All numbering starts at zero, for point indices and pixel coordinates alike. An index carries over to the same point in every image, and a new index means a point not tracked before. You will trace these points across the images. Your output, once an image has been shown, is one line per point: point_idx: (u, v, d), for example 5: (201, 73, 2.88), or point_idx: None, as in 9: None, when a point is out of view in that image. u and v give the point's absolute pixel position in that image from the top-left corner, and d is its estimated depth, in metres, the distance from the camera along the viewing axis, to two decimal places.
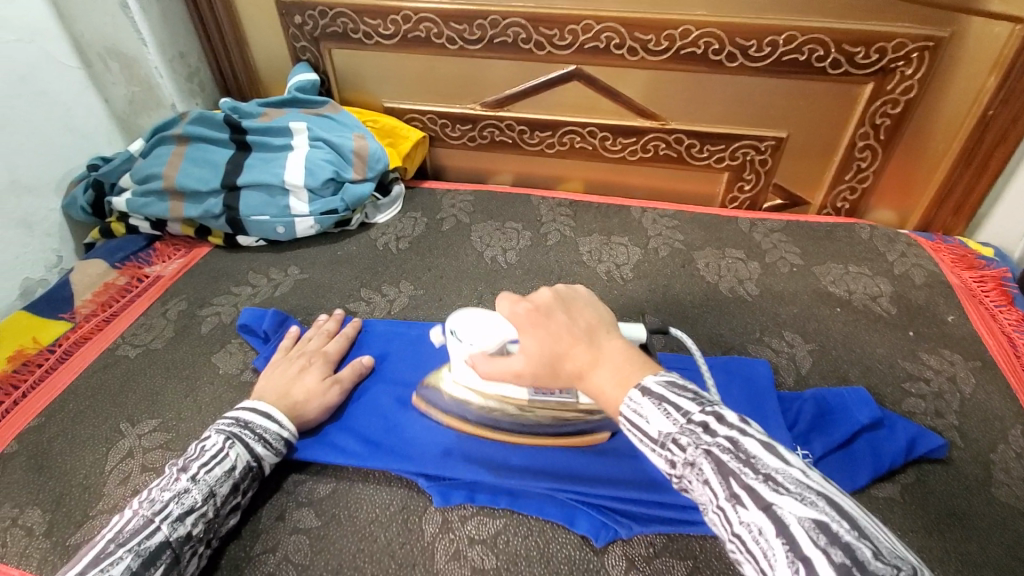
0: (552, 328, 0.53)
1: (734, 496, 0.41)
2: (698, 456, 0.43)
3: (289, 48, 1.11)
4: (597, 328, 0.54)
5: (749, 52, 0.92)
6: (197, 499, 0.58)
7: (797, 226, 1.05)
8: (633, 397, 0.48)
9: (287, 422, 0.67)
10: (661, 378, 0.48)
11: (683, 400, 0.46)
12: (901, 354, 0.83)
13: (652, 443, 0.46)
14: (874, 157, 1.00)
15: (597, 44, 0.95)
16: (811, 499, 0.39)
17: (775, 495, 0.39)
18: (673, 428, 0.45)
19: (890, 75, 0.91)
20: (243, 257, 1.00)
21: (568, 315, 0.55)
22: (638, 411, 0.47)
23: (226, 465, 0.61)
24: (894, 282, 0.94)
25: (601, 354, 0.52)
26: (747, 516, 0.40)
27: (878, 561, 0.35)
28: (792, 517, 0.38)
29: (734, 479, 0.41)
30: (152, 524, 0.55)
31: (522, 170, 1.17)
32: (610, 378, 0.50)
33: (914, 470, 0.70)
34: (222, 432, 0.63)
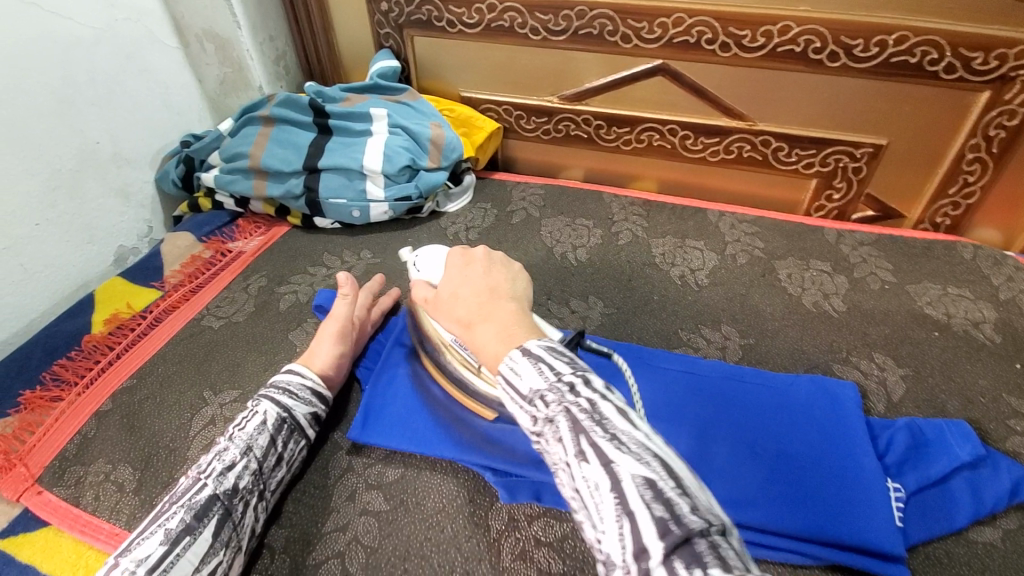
0: (464, 281, 0.58)
1: (580, 452, 0.41)
2: (558, 413, 0.43)
3: (373, 35, 1.13)
4: (499, 288, 0.57)
5: (854, 52, 0.86)
6: (234, 453, 0.60)
7: (889, 240, 0.98)
8: (513, 356, 0.48)
9: (308, 373, 0.71)
10: (542, 343, 0.48)
11: (558, 363, 0.46)
12: (1006, 388, 0.76)
13: (521, 400, 0.45)
14: (983, 171, 0.92)
15: (687, 38, 0.91)
16: (647, 459, 0.39)
17: (615, 452, 0.40)
18: (542, 386, 0.45)
19: (1010, 84, 0.83)
20: (319, 238, 1.02)
21: (487, 274, 0.59)
22: (513, 369, 0.47)
23: (257, 420, 0.64)
24: (999, 308, 0.86)
25: (495, 312, 0.53)
26: (588, 471, 0.40)
27: (694, 515, 0.36)
28: (626, 474, 0.38)
29: (584, 435, 0.41)
30: (197, 481, 0.58)
31: (595, 166, 1.14)
32: (494, 334, 0.51)
33: (1019, 516, 0.64)
34: (253, 397, 0.67)
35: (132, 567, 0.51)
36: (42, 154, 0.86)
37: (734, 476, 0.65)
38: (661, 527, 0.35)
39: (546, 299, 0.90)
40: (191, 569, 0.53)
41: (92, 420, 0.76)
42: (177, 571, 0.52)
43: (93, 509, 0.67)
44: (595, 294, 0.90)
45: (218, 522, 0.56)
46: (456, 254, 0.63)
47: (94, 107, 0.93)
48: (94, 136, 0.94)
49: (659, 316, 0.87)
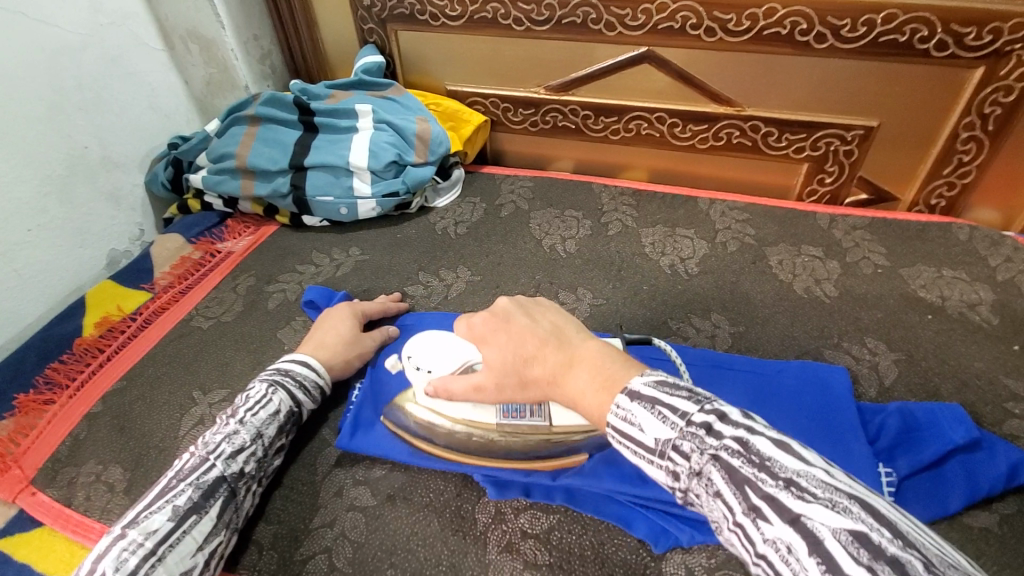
0: (519, 337, 0.58)
1: (753, 508, 0.38)
2: (706, 464, 0.41)
3: (357, 31, 1.12)
4: (563, 329, 0.57)
5: (841, 32, 0.84)
6: (246, 438, 0.61)
7: (883, 224, 0.97)
8: (621, 403, 0.47)
9: (323, 371, 0.71)
10: (650, 377, 0.48)
11: (680, 402, 0.45)
12: (1003, 370, 0.74)
13: (650, 453, 0.45)
14: (979, 150, 0.90)
15: (672, 24, 0.90)
16: (844, 505, 0.35)
17: (801, 503, 0.36)
18: (674, 435, 0.44)
19: (1005, 59, 0.82)
20: (308, 236, 1.02)
21: (536, 320, 0.59)
22: (630, 419, 0.46)
23: (270, 409, 0.64)
24: (996, 290, 0.85)
25: (574, 355, 0.54)
26: (771, 531, 0.36)
27: (931, 574, 0.31)
28: (825, 529, 0.34)
29: (750, 487, 0.38)
30: (207, 460, 0.58)
31: (584, 157, 1.13)
32: (588, 381, 0.51)
33: (1015, 499, 0.63)
34: (264, 380, 0.67)
35: (140, 540, 0.51)
36: (30, 159, 0.87)
37: None
38: None
39: (534, 291, 0.89)
40: (195, 547, 0.54)
41: (83, 422, 0.77)
42: (183, 548, 0.53)
43: (85, 509, 0.67)
44: (584, 285, 0.90)
45: (223, 503, 0.58)
46: (477, 316, 0.63)
47: (82, 112, 0.93)
48: (82, 140, 0.94)
49: (648, 306, 0.86)
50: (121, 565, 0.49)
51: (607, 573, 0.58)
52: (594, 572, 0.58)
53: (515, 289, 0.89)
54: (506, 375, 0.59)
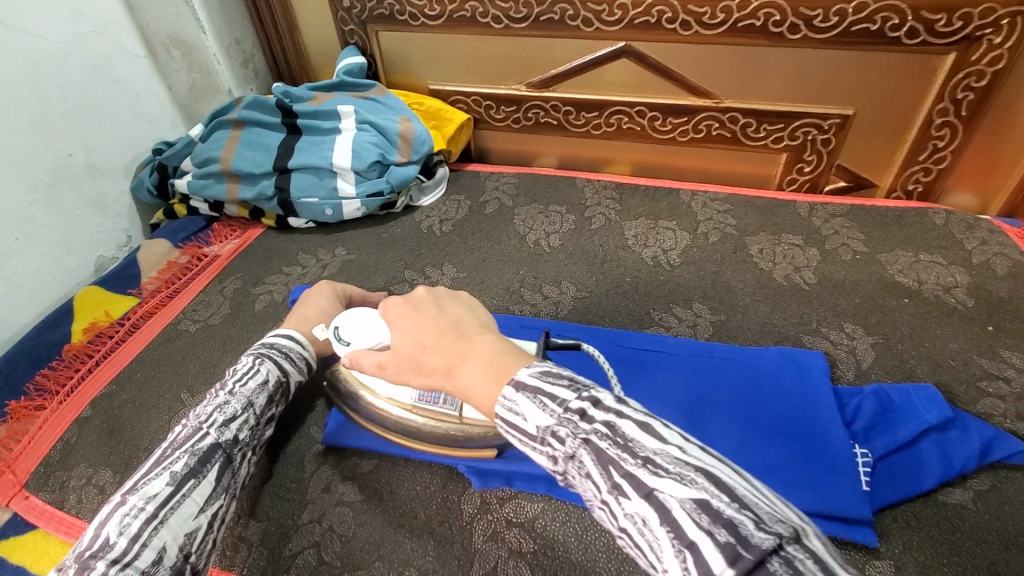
0: (421, 326, 0.52)
1: (615, 487, 0.36)
2: (578, 447, 0.39)
3: (338, 32, 1.13)
4: (465, 323, 0.51)
5: (814, 22, 0.86)
6: (237, 406, 0.61)
7: (861, 211, 0.98)
8: (508, 395, 0.43)
9: (307, 344, 0.72)
10: (536, 369, 0.44)
11: (558, 390, 0.42)
12: (977, 351, 0.76)
13: (532, 441, 0.42)
14: (953, 135, 0.92)
15: (648, 19, 0.91)
16: (690, 477, 0.34)
17: (654, 479, 0.35)
18: (552, 422, 0.41)
19: (976, 44, 0.83)
20: (294, 238, 1.03)
21: (444, 311, 0.53)
22: (513, 408, 0.42)
23: (258, 378, 0.64)
24: (972, 272, 0.86)
25: (469, 346, 0.48)
26: (630, 506, 0.36)
27: (760, 532, 0.31)
28: (673, 500, 0.34)
29: (613, 467, 0.37)
30: (200, 428, 0.58)
31: (567, 152, 1.14)
32: (479, 374, 0.46)
33: (989, 475, 0.65)
34: (251, 354, 0.67)
35: (141, 505, 0.51)
36: (16, 169, 0.87)
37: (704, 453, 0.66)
38: (730, 556, 0.31)
39: (518, 286, 0.90)
40: (196, 510, 0.54)
41: (74, 426, 0.77)
42: (184, 510, 0.53)
43: (76, 511, 0.68)
44: (567, 278, 0.91)
45: (220, 469, 0.57)
46: (396, 302, 0.56)
47: (65, 120, 0.93)
48: (67, 148, 0.94)
49: (631, 297, 0.87)
50: (123, 530, 0.49)
51: (590, 559, 0.59)
52: (578, 558, 0.59)
53: (499, 284, 0.90)
54: (405, 367, 0.52)
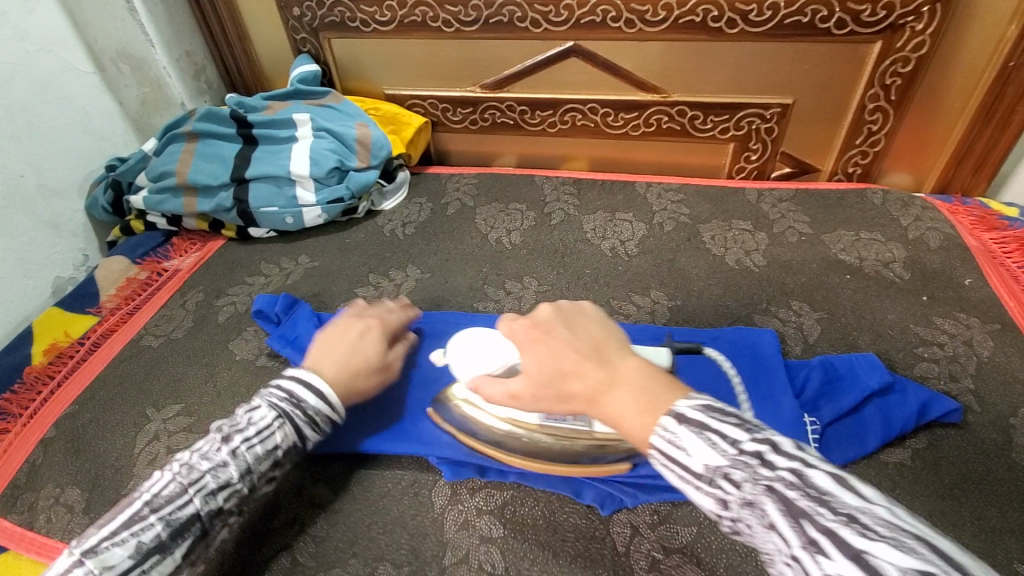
0: (559, 350, 0.53)
1: (811, 543, 0.35)
2: (759, 494, 0.38)
3: (290, 41, 1.13)
4: (604, 345, 0.53)
5: (749, 17, 0.90)
6: (234, 474, 0.57)
7: (806, 194, 1.03)
8: (666, 426, 0.44)
9: (337, 407, 0.63)
10: (696, 401, 0.45)
11: (727, 427, 0.42)
12: (913, 320, 0.81)
13: (698, 480, 0.41)
14: (885, 118, 0.97)
15: (594, 18, 0.94)
16: (908, 544, 0.33)
17: (864, 541, 0.34)
18: (724, 463, 0.40)
19: (899, 32, 0.88)
20: (256, 248, 1.03)
21: (578, 332, 0.55)
22: (676, 443, 0.43)
23: (267, 445, 0.59)
24: (908, 247, 0.92)
25: (617, 374, 0.50)
26: (833, 567, 0.34)
27: None
28: (891, 567, 0.32)
29: (808, 521, 0.36)
30: (187, 493, 0.54)
31: (525, 151, 1.17)
32: (631, 403, 0.47)
33: (926, 434, 0.69)
34: (272, 406, 0.61)
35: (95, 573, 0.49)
36: None
37: None
38: None
39: (482, 284, 0.92)
40: None
41: (38, 448, 0.76)
42: None
43: (46, 531, 0.67)
44: (530, 273, 0.93)
45: (191, 543, 0.54)
46: (517, 326, 0.58)
47: (14, 140, 0.91)
48: (17, 169, 0.92)
49: (591, 288, 0.90)
50: None
51: (558, 539, 0.61)
52: (547, 539, 0.61)
53: (464, 283, 0.92)
54: (544, 392, 0.54)
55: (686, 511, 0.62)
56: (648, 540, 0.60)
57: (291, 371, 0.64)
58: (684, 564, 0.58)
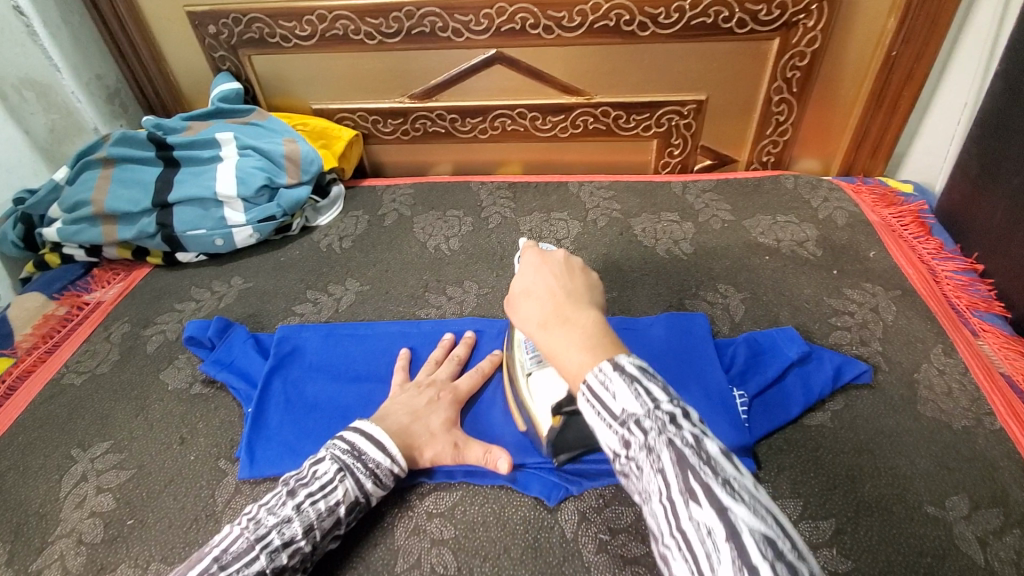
0: (542, 277, 0.51)
1: (688, 491, 0.36)
2: (659, 443, 0.38)
3: (208, 60, 1.10)
4: (577, 294, 0.49)
5: (658, 20, 0.95)
6: (298, 530, 0.55)
7: (727, 184, 1.09)
8: (603, 368, 0.42)
9: (400, 457, 0.62)
10: (636, 356, 0.42)
11: (653, 385, 0.40)
12: (826, 293, 0.88)
13: (611, 419, 0.40)
14: (790, 110, 1.05)
15: (513, 26, 0.97)
16: (763, 513, 0.35)
17: (731, 499, 0.35)
18: (641, 411, 0.39)
19: (794, 29, 0.95)
20: (185, 273, 0.99)
21: (563, 271, 0.52)
22: (604, 384, 0.41)
23: (332, 499, 0.58)
24: (819, 226, 0.99)
25: (573, 314, 0.47)
26: (698, 513, 0.35)
27: None
28: (743, 525, 0.34)
29: (691, 473, 0.36)
30: (254, 551, 0.52)
31: (460, 159, 1.18)
32: (575, 341, 0.45)
33: (843, 396, 0.75)
34: (335, 459, 0.59)
35: None
36: None
37: None
38: None
39: (423, 291, 0.92)
40: None
41: None
42: None
43: None
44: (469, 278, 0.94)
45: None
46: (530, 250, 0.56)
47: None
48: None
49: None
50: None
51: (509, 533, 0.63)
52: (498, 534, 0.63)
53: (404, 292, 0.92)
54: (511, 306, 0.51)
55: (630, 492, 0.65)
56: (596, 523, 0.63)
57: (355, 423, 0.63)
58: (630, 542, 0.61)
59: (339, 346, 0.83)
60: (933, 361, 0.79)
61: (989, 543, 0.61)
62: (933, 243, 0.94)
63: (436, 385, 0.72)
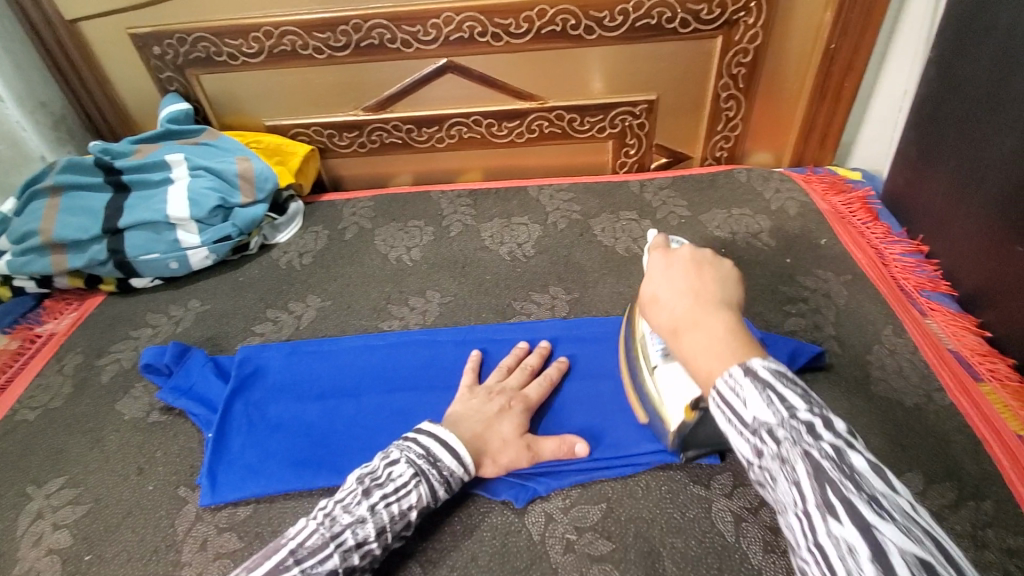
0: (673, 282, 0.57)
1: (827, 505, 0.39)
2: (795, 455, 0.41)
3: (154, 82, 1.08)
4: (708, 296, 0.54)
5: (604, 23, 0.97)
6: (370, 532, 0.56)
7: (683, 180, 1.11)
8: (734, 375, 0.46)
9: (470, 466, 0.62)
10: (770, 362, 0.45)
11: (792, 395, 0.43)
12: (781, 281, 0.91)
13: (744, 428, 0.44)
14: (738, 105, 1.07)
15: (461, 35, 0.98)
16: (915, 535, 0.36)
17: (877, 518, 0.37)
18: (776, 422, 0.42)
19: (735, 26, 0.98)
20: (140, 299, 0.97)
21: (692, 272, 0.57)
22: (737, 393, 0.45)
23: (406, 502, 0.58)
24: (772, 217, 1.02)
25: (703, 318, 0.52)
26: (838, 530, 0.38)
27: None
28: (892, 545, 0.36)
29: (832, 488, 0.39)
30: (329, 547, 0.54)
31: (419, 169, 1.18)
32: (705, 345, 0.50)
33: (800, 382, 0.77)
34: (411, 463, 0.60)
35: None
36: None
37: (567, 416, 0.73)
38: None
39: (386, 304, 0.92)
40: None
41: None
42: None
43: None
44: (432, 287, 0.94)
45: None
46: (657, 256, 0.62)
47: None
48: None
49: (492, 293, 0.92)
50: None
51: (476, 540, 0.63)
52: (466, 543, 0.63)
53: (366, 306, 0.91)
54: (647, 308, 0.59)
55: (595, 490, 0.66)
56: (562, 524, 0.63)
57: (427, 426, 0.64)
58: (597, 540, 0.62)
59: (301, 363, 0.82)
60: (885, 342, 0.81)
61: (943, 516, 0.63)
62: (880, 227, 0.97)
63: (506, 392, 0.71)
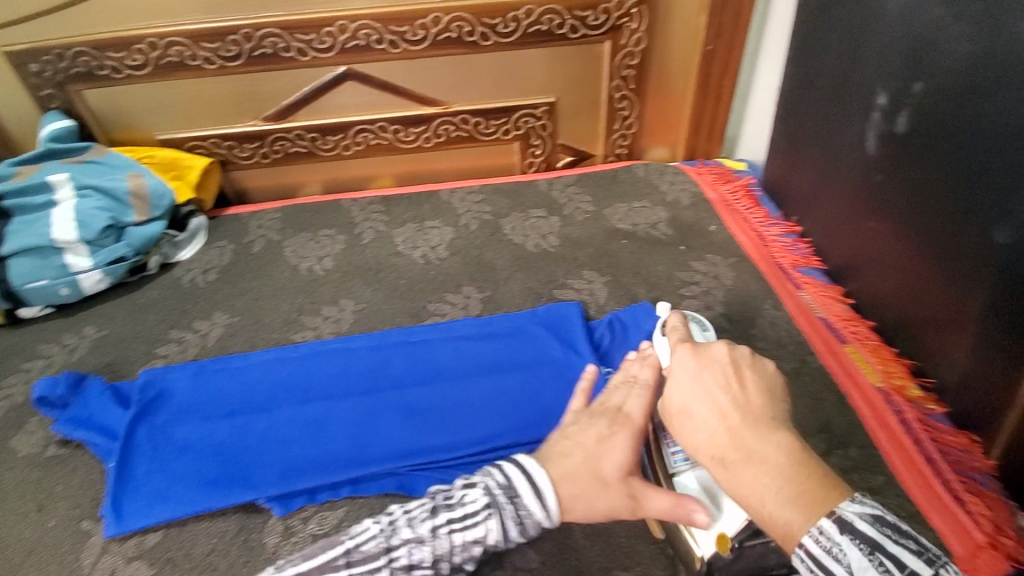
0: (711, 395, 0.55)
1: None
2: None
3: (32, 99, 1.00)
4: (761, 418, 0.52)
5: (497, 29, 1.01)
6: (426, 556, 0.53)
7: (588, 177, 1.17)
8: (825, 531, 0.45)
9: (553, 512, 0.55)
10: (865, 510, 0.45)
11: (905, 554, 0.44)
12: (676, 267, 0.98)
13: None
14: (632, 105, 1.15)
15: (357, 42, 0.99)
16: None
17: None
18: None
19: (621, 31, 1.05)
20: (29, 329, 0.91)
21: (731, 385, 0.55)
22: (835, 555, 0.44)
23: (470, 536, 0.54)
24: (669, 208, 1.09)
25: (763, 449, 0.50)
26: None
27: None
28: None
29: None
30: (381, 559, 0.53)
31: (329, 178, 1.17)
32: (772, 485, 0.48)
33: None
34: (487, 492, 0.56)
35: None
36: None
37: (479, 410, 0.76)
38: None
39: (297, 316, 0.91)
40: None
41: None
42: None
43: None
44: (345, 295, 0.94)
45: None
46: (683, 354, 0.59)
47: None
48: None
49: (405, 298, 0.94)
50: None
51: None
52: None
53: (277, 319, 0.90)
54: (678, 423, 0.56)
55: None
56: None
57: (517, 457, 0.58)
58: None
59: (209, 383, 0.80)
60: (766, 316, 0.90)
61: None
62: (761, 212, 1.07)
63: None
